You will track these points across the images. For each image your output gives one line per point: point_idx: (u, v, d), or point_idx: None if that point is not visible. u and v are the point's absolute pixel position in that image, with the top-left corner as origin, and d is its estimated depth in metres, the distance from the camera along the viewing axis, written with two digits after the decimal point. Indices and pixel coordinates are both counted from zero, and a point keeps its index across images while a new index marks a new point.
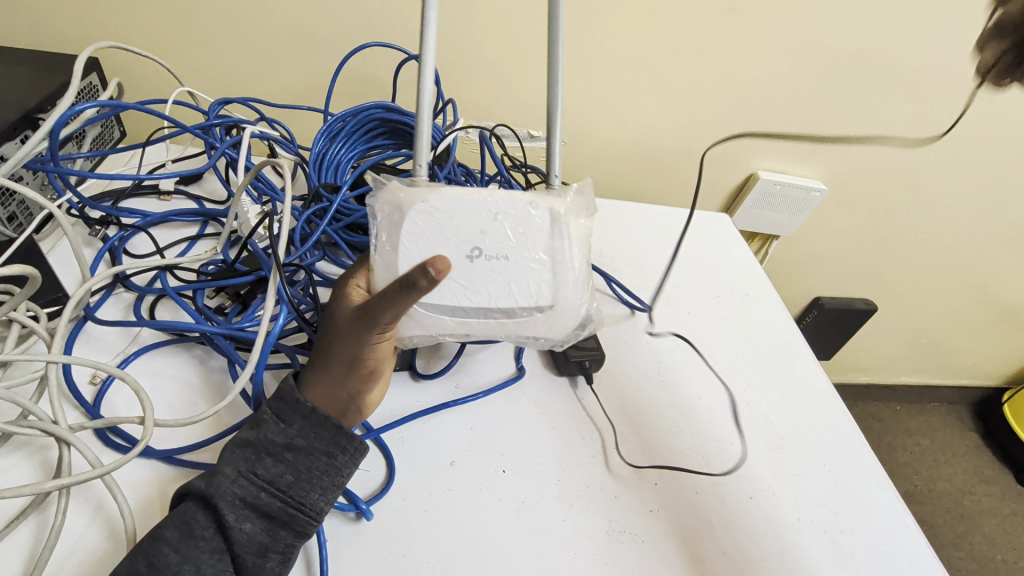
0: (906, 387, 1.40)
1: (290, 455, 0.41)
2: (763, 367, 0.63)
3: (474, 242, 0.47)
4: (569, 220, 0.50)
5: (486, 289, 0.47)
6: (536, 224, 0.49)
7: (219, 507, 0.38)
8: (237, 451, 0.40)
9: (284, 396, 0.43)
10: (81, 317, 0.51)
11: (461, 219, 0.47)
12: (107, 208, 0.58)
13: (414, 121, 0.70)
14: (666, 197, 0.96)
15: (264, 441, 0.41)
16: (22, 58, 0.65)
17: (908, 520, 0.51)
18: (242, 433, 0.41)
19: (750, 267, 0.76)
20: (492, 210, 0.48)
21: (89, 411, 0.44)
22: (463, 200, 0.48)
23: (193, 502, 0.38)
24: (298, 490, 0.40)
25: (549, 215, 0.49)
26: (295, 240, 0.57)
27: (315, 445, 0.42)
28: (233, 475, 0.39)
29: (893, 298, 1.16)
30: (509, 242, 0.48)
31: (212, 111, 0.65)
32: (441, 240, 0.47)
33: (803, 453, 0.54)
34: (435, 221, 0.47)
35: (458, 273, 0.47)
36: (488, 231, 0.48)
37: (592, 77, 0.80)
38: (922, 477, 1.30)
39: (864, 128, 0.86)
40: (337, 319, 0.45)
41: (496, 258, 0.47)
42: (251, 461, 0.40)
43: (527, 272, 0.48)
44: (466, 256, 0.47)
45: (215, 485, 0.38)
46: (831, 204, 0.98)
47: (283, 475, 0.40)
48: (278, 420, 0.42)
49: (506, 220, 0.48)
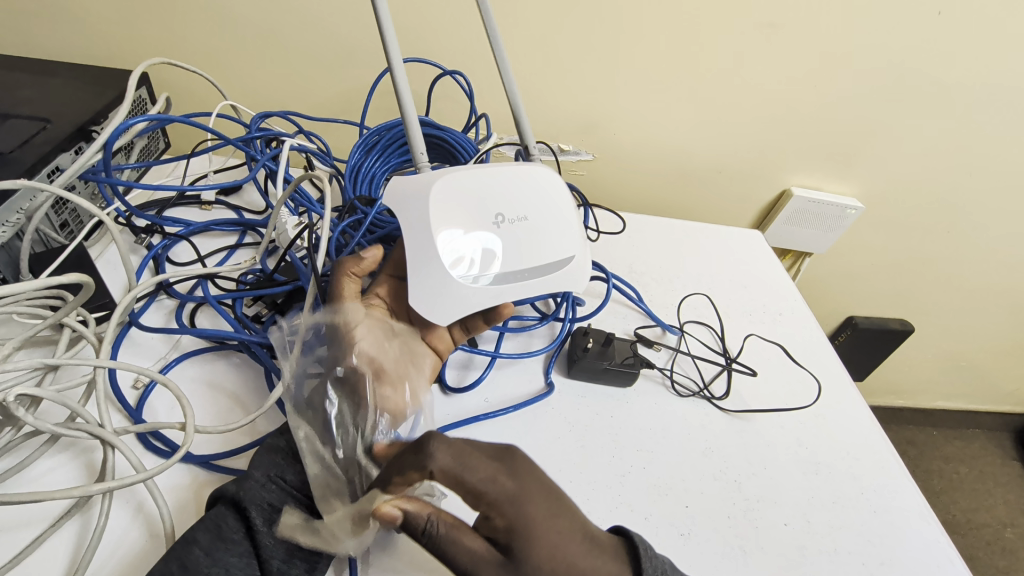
0: (944, 412, 1.35)
1: (316, 461, 0.43)
2: (797, 388, 0.61)
3: (495, 209, 0.49)
4: (563, 180, 0.54)
5: (521, 250, 0.49)
6: (544, 185, 0.52)
7: (249, 511, 0.38)
8: (266, 456, 0.42)
9: (312, 404, 0.44)
10: (126, 323, 0.52)
11: (481, 190, 0.50)
12: (153, 217, 0.60)
13: (447, 135, 0.70)
14: (696, 212, 0.96)
15: (293, 448, 0.43)
16: (77, 72, 0.68)
17: (953, 555, 0.49)
18: (273, 439, 0.43)
19: (784, 285, 0.74)
20: (501, 180, 0.51)
21: (132, 415, 0.46)
22: (471, 177, 0.50)
23: (224, 505, 0.39)
24: (325, 498, 0.41)
25: (547, 178, 0.53)
26: (331, 251, 0.58)
27: (342, 453, 0.42)
28: (263, 479, 0.41)
29: (932, 319, 1.12)
30: (524, 205, 0.51)
31: (254, 123, 0.68)
32: (466, 213, 0.48)
33: (840, 480, 0.53)
34: (455, 196, 0.49)
35: (489, 240, 0.48)
36: (505, 196, 0.50)
37: (622, 93, 0.81)
38: (961, 506, 1.25)
39: (904, 145, 0.84)
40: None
41: (519, 218, 0.50)
42: (280, 466, 0.42)
43: (546, 224, 0.51)
44: (493, 224, 0.49)
45: (245, 488, 0.40)
46: (867, 222, 0.95)
47: (310, 483, 0.41)
48: (306, 428, 0.44)
49: (515, 188, 0.51)
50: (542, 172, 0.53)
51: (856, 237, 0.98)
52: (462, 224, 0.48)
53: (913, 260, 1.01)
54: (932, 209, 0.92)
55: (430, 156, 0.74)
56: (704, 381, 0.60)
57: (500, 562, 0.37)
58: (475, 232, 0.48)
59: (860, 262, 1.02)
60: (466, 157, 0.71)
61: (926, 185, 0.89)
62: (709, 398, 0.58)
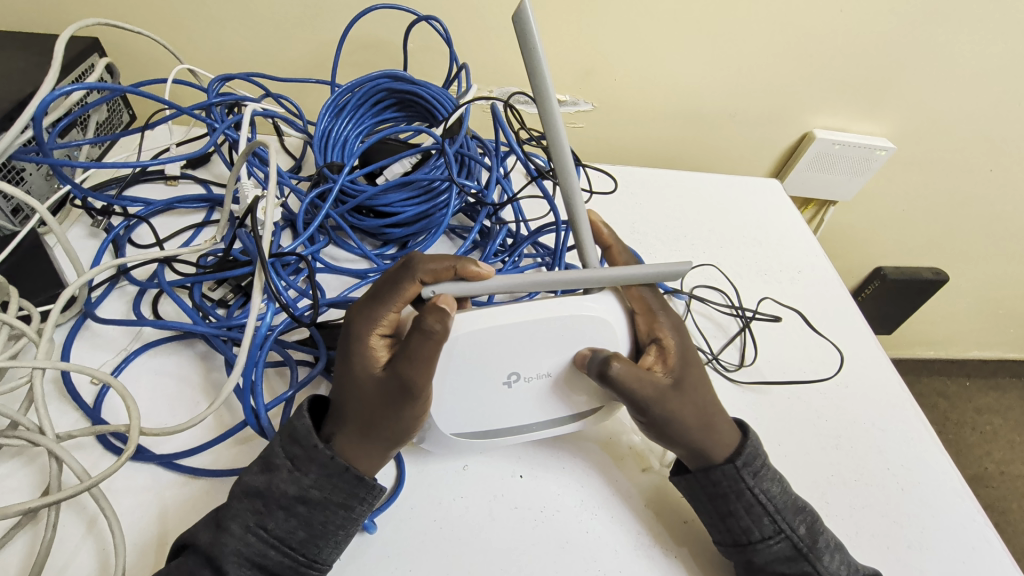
0: (978, 361, 1.28)
1: (303, 508, 0.36)
2: (817, 355, 0.56)
3: (513, 366, 0.40)
4: (619, 328, 0.42)
5: (529, 408, 0.42)
6: (587, 337, 0.41)
7: (224, 570, 0.34)
8: (244, 501, 0.36)
9: (300, 440, 0.38)
10: (82, 313, 0.49)
11: (500, 346, 0.39)
12: (109, 198, 0.56)
13: (424, 90, 0.64)
14: (707, 164, 0.88)
15: (274, 493, 0.36)
16: (23, 44, 0.62)
17: (989, 534, 0.45)
18: (252, 478, 0.37)
19: (803, 239, 0.68)
20: (536, 329, 0.40)
21: (88, 415, 0.43)
22: (496, 329, 0.39)
23: (198, 557, 0.35)
24: (311, 547, 0.36)
25: (603, 320, 0.41)
26: (298, 226, 0.53)
27: (332, 498, 0.37)
28: (240, 532, 0.35)
29: (967, 265, 1.04)
30: (553, 359, 0.41)
31: (213, 89, 0.62)
32: (476, 370, 0.40)
33: (860, 454, 0.48)
34: (468, 354, 0.39)
35: (497, 401, 0.41)
36: (529, 351, 0.40)
37: (624, 31, 0.71)
38: (993, 459, 1.18)
39: (941, 74, 0.75)
40: (353, 381, 0.38)
41: (538, 376, 0.41)
42: (260, 515, 0.36)
43: (572, 379, 0.42)
44: (505, 382, 0.40)
45: (219, 544, 0.35)
46: (898, 163, 0.86)
47: (295, 531, 0.36)
48: (292, 467, 0.37)
49: (550, 336, 0.40)
50: (594, 320, 0.41)
51: (886, 181, 0.89)
52: (467, 385, 0.40)
53: (949, 203, 0.92)
54: (973, 142, 0.83)
55: (409, 115, 0.67)
56: (713, 349, 0.55)
57: (681, 387, 0.41)
58: (479, 394, 0.40)
59: (890, 207, 0.93)
60: (442, 114, 0.64)
61: (968, 118, 0.80)
62: (719, 368, 0.53)
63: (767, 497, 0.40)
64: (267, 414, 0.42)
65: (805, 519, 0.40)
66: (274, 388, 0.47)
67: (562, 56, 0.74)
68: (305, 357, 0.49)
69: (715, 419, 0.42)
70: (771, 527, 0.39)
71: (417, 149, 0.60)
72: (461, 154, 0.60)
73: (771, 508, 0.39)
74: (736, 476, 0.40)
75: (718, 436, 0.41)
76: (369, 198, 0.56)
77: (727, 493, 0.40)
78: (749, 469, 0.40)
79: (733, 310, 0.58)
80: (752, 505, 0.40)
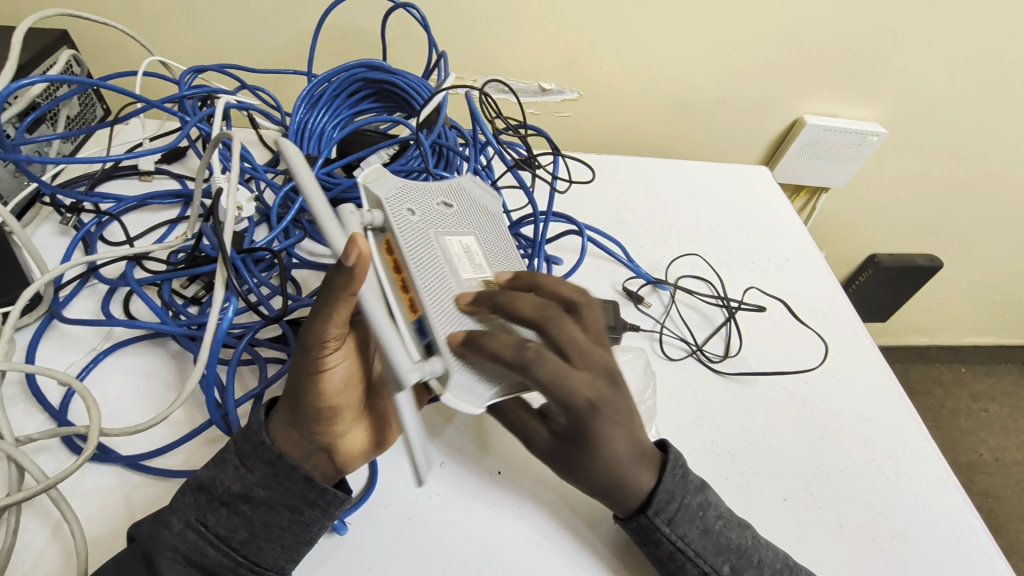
0: (973, 348, 1.27)
1: (247, 506, 0.35)
2: (803, 345, 0.55)
3: None
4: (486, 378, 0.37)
5: None
6: None
7: (158, 565, 0.33)
8: (188, 496, 0.36)
9: (250, 435, 0.36)
10: (49, 313, 0.48)
11: None
12: (78, 194, 0.55)
13: (401, 80, 0.63)
14: (696, 153, 0.86)
15: (218, 489, 0.35)
16: None
17: (976, 525, 0.44)
18: (202, 473, 0.36)
19: (791, 228, 0.67)
20: None
21: (54, 417, 0.42)
22: None
23: (140, 550, 0.35)
24: (254, 549, 0.35)
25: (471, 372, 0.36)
26: (271, 220, 0.52)
27: (278, 499, 0.36)
28: (180, 527, 0.35)
29: (961, 252, 1.03)
30: None
31: (184, 80, 0.60)
32: None
33: (846, 445, 0.47)
34: None
35: None
36: None
37: (608, 18, 0.70)
38: (989, 446, 1.18)
39: (933, 58, 0.74)
40: (307, 375, 0.35)
41: None
42: (202, 510, 0.35)
43: None
44: None
45: (157, 537, 0.34)
46: (889, 149, 0.85)
47: (238, 530, 0.35)
48: (240, 464, 0.36)
49: None
50: None
51: (877, 168, 0.88)
52: None
53: (942, 189, 0.91)
54: (966, 127, 0.81)
55: (387, 105, 0.66)
56: (697, 341, 0.54)
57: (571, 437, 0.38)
58: None
59: (883, 194, 0.92)
60: (418, 103, 0.63)
61: (960, 102, 0.78)
62: (703, 359, 0.52)
63: (685, 542, 0.38)
64: (236, 410, 0.41)
65: (729, 559, 0.38)
66: (246, 385, 0.46)
67: (546, 44, 0.72)
68: (277, 354, 0.47)
69: (628, 478, 0.37)
70: (694, 571, 0.37)
71: (394, 140, 0.58)
72: (438, 145, 0.58)
73: (690, 553, 0.37)
74: (649, 526, 0.38)
75: (631, 488, 0.38)
76: (345, 190, 0.55)
77: (646, 539, 0.38)
78: (662, 516, 0.38)
79: (719, 300, 0.57)
80: (674, 553, 0.37)
